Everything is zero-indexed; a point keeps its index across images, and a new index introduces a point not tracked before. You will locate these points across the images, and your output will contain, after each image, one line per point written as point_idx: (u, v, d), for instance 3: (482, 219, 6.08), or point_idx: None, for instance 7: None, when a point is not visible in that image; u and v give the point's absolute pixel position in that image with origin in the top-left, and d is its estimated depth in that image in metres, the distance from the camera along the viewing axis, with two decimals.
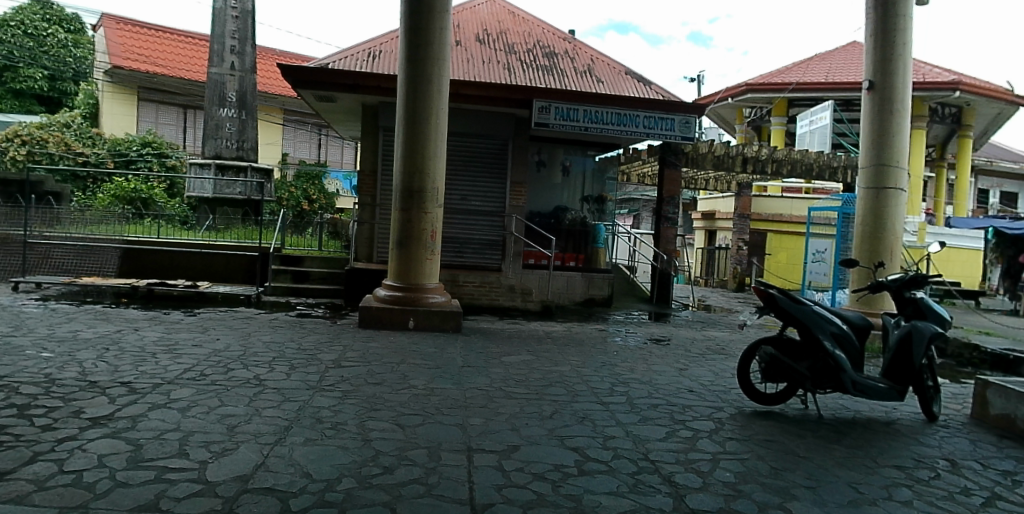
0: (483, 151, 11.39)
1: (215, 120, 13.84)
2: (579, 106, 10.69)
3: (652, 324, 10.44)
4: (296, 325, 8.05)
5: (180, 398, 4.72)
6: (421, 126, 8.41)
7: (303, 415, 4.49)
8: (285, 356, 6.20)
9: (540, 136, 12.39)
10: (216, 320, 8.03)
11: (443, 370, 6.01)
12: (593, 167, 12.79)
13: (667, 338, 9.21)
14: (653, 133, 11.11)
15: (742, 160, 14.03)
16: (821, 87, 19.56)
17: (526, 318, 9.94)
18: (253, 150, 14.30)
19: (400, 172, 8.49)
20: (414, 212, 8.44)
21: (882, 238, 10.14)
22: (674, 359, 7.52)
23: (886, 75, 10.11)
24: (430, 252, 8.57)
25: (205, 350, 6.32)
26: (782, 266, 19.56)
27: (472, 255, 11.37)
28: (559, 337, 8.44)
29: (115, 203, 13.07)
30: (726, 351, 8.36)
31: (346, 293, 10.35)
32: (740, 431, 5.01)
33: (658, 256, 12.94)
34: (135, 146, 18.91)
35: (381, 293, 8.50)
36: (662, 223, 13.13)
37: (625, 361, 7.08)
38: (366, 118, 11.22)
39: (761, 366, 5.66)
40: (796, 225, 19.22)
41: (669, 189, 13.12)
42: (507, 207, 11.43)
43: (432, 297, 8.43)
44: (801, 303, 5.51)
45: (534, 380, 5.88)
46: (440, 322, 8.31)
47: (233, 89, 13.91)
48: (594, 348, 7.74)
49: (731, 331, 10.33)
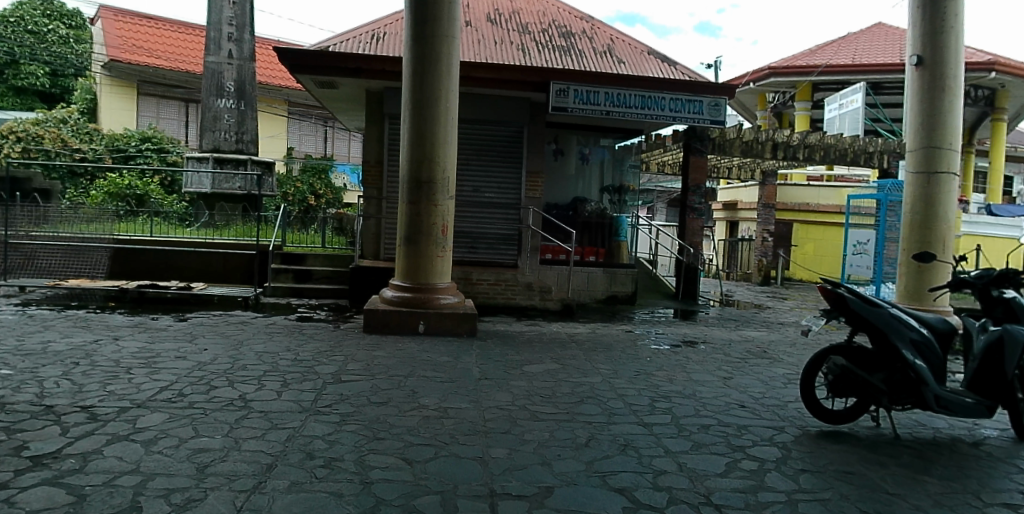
0: (497, 139, 10.60)
1: (213, 110, 13.14)
2: (600, 88, 9.87)
3: (682, 324, 9.63)
4: (294, 331, 7.32)
5: (148, 428, 3.99)
6: (429, 110, 7.64)
7: (291, 449, 3.74)
8: (278, 370, 5.46)
9: (556, 123, 11.60)
10: (208, 327, 7.33)
11: (457, 385, 5.24)
12: (614, 155, 11.98)
13: (702, 340, 8.40)
14: (680, 117, 10.23)
15: (772, 145, 13.11)
16: (850, 69, 18.51)
17: (546, 320, 9.13)
18: (253, 143, 13.62)
19: (407, 161, 7.72)
20: (424, 205, 7.68)
21: (933, 226, 9.13)
22: (715, 365, 6.72)
23: (937, 49, 9.09)
24: (441, 249, 7.81)
25: (188, 363, 5.60)
26: (810, 257, 18.66)
27: (486, 250, 10.59)
28: (584, 340, 7.63)
29: (108, 200, 12.38)
30: (769, 355, 7.54)
31: (351, 293, 9.59)
32: (811, 460, 4.22)
33: (684, 249, 12.12)
34: (134, 141, 18.36)
35: (388, 294, 7.76)
36: (687, 213, 12.30)
37: (661, 369, 6.29)
38: (371, 105, 10.51)
39: (829, 379, 4.85)
40: (823, 214, 18.36)
41: (694, 177, 12.28)
42: (523, 198, 10.69)
43: (444, 298, 7.69)
44: (875, 305, 4.69)
45: (561, 395, 5.10)
46: (453, 325, 7.53)
47: (231, 78, 13.20)
48: (624, 354, 6.95)
49: (768, 330, 9.50)
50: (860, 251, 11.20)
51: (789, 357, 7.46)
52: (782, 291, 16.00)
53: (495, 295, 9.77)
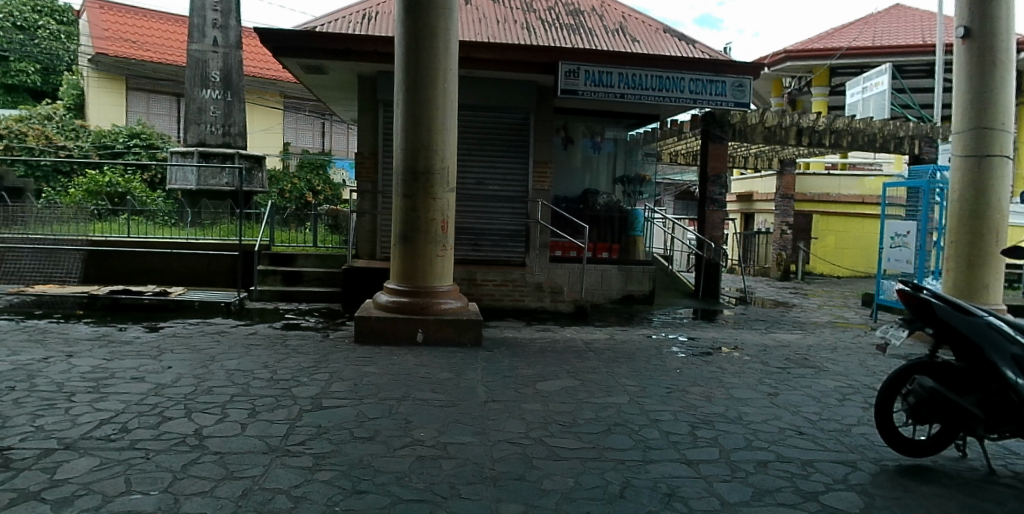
0: (501, 126, 9.74)
1: (197, 102, 12.32)
2: (613, 69, 8.99)
3: (707, 327, 8.76)
4: (277, 343, 6.49)
5: (67, 481, 3.15)
6: (425, 91, 6.77)
7: (244, 510, 2.90)
8: (249, 394, 4.63)
9: (565, 108, 10.73)
10: (179, 339, 6.51)
11: (458, 411, 4.40)
12: (627, 144, 11.11)
13: (732, 346, 7.55)
14: (701, 100, 9.34)
15: (797, 131, 12.17)
16: (872, 51, 17.55)
17: (559, 323, 8.26)
18: (241, 136, 12.78)
19: (401, 150, 6.86)
20: (420, 198, 6.83)
21: (984, 216, 8.09)
22: (755, 378, 5.88)
23: (986, 19, 8.02)
24: (442, 248, 6.95)
25: (144, 386, 4.77)
26: (831, 251, 17.73)
27: (490, 248, 9.78)
28: (603, 348, 6.79)
29: (86, 198, 11.58)
30: (812, 365, 6.68)
31: (343, 296, 8.75)
32: (904, 508, 3.35)
33: (704, 243, 11.24)
34: (121, 137, 17.53)
35: (382, 299, 6.94)
36: (707, 205, 11.44)
37: (695, 385, 5.44)
38: (363, 91, 9.67)
39: (910, 403, 4.00)
40: (844, 205, 17.52)
41: (714, 166, 11.44)
42: (530, 191, 9.85)
43: (445, 303, 6.83)
44: (970, 313, 3.80)
45: (584, 423, 4.24)
46: (455, 334, 6.69)
47: (216, 67, 12.39)
48: (650, 365, 6.11)
49: (803, 333, 8.63)
50: (898, 245, 9.62)
51: (835, 367, 6.59)
52: (804, 287, 15.11)
53: (502, 297, 8.89)
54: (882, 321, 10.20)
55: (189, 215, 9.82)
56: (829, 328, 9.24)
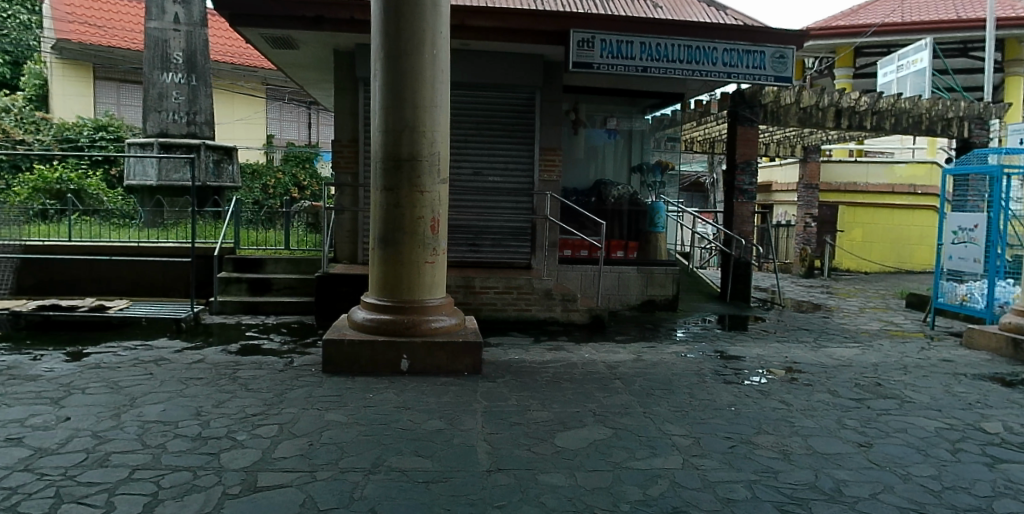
0: (502, 107, 8.41)
1: (157, 86, 11.00)
2: (633, 37, 7.67)
3: (745, 340, 7.47)
4: (225, 375, 5.17)
5: None
6: (410, 57, 5.39)
7: None
8: (158, 467, 3.31)
9: (574, 86, 9.40)
10: (103, 371, 5.17)
11: (449, 492, 3.09)
12: (645, 128, 9.80)
13: (784, 366, 6.27)
14: (735, 74, 8.02)
15: (833, 112, 10.84)
16: (904, 28, 16.23)
17: (573, 338, 6.96)
18: (209, 125, 11.46)
19: (381, 131, 5.50)
20: (405, 191, 5.47)
21: None
22: (834, 421, 4.58)
23: None
24: (432, 253, 5.59)
25: (15, 454, 3.45)
26: (858, 245, 16.45)
27: (490, 248, 8.47)
28: (632, 375, 5.49)
29: (30, 196, 10.27)
30: (893, 396, 5.38)
31: (317, 309, 7.41)
32: None
33: (732, 239, 9.99)
34: (86, 130, 16.64)
35: (359, 316, 5.60)
36: (735, 196, 10.13)
37: (762, 435, 4.15)
38: (340, 68, 8.35)
39: None
40: (872, 195, 16.26)
41: (742, 152, 10.14)
42: (536, 182, 8.54)
43: (436, 321, 5.50)
44: None
45: (629, 511, 2.94)
46: (449, 360, 5.36)
47: (179, 48, 11.07)
48: (696, 401, 4.81)
49: (860, 347, 7.35)
50: (964, 241, 8.44)
51: (924, 400, 5.29)
52: (833, 285, 13.86)
53: (504, 307, 7.52)
54: (939, 327, 8.93)
55: (147, 214, 8.57)
56: (885, 338, 7.95)
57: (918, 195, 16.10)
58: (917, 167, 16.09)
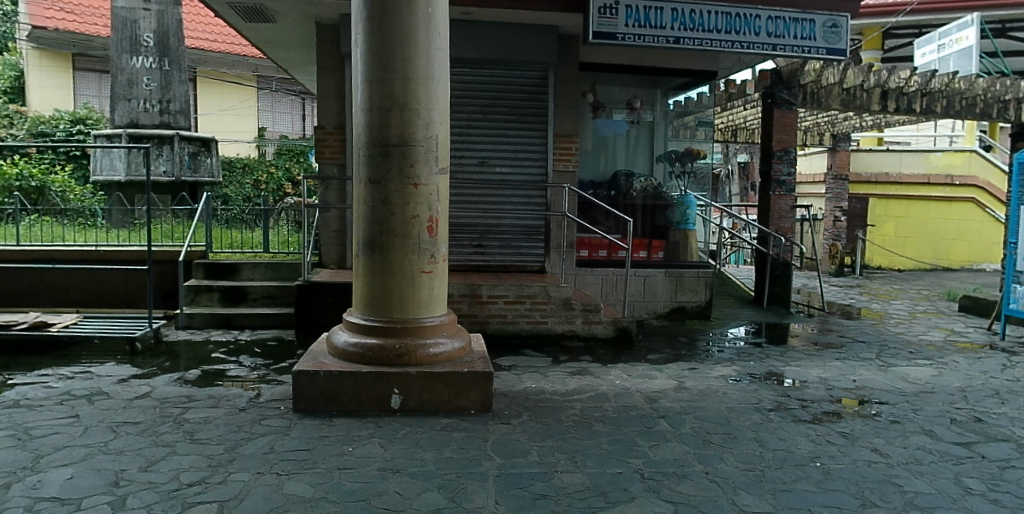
0: (511, 87, 7.33)
1: (126, 72, 9.91)
2: (663, 2, 6.57)
3: (798, 357, 6.39)
4: (171, 416, 4.10)
5: None
6: (398, 16, 4.29)
7: None
8: None
9: (592, 64, 8.30)
10: (15, 413, 4.11)
11: None
12: (672, 112, 8.69)
13: (857, 394, 5.19)
14: (782, 46, 6.90)
15: (878, 93, 9.71)
16: (942, 7, 14.90)
17: (598, 358, 5.88)
18: (184, 114, 10.39)
19: (364, 110, 4.42)
20: (394, 184, 4.38)
21: None
22: (956, 484, 3.48)
23: None
24: (429, 260, 4.50)
25: None
26: (891, 240, 15.30)
27: (498, 250, 7.40)
28: (679, 412, 4.41)
29: None
30: (1006, 438, 4.29)
31: (298, 324, 6.35)
32: None
33: (769, 237, 8.89)
34: (63, 123, 15.50)
35: (341, 339, 4.52)
36: (771, 188, 9.05)
37: (873, 511, 3.08)
38: (324, 43, 7.27)
39: None
40: (905, 187, 15.14)
41: (779, 139, 9.05)
42: (550, 173, 7.47)
43: (435, 346, 4.42)
44: None
45: None
46: (452, 395, 4.29)
47: (150, 28, 10.01)
48: (771, 455, 3.73)
49: (934, 366, 6.25)
50: None
51: None
52: (869, 284, 12.79)
53: (515, 319, 6.44)
54: (1010, 338, 7.81)
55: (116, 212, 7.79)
56: (956, 353, 6.86)
57: (955, 187, 14.98)
58: (954, 156, 14.94)
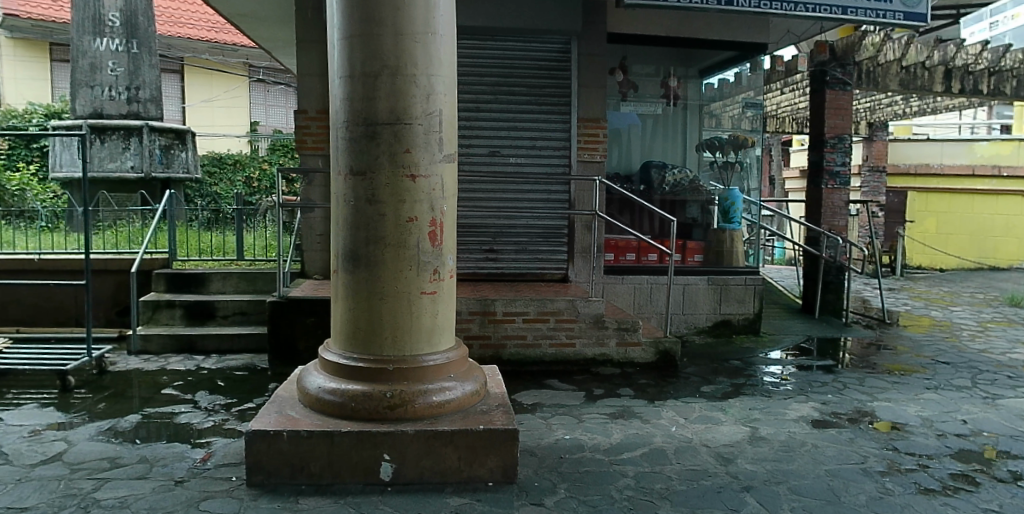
0: (528, 62, 6.22)
1: (88, 55, 8.81)
2: None
3: (880, 388, 5.23)
4: (78, 497, 2.97)
5: None
6: None
7: None
8: None
9: (622, 36, 7.14)
10: None
11: None
12: (712, 96, 7.61)
13: (981, 445, 4.02)
14: (854, 9, 5.74)
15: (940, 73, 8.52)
16: None
17: (641, 392, 4.74)
18: (155, 102, 9.27)
19: (344, 77, 3.30)
20: (383, 176, 3.24)
21: None
22: None
23: None
24: (433, 278, 3.36)
25: None
26: (932, 237, 14.15)
27: (513, 256, 6.27)
28: (767, 482, 3.26)
29: None
30: None
31: (272, 349, 5.24)
32: None
33: (822, 237, 7.72)
34: (36, 118, 14.40)
35: (315, 383, 3.40)
36: (823, 181, 7.89)
37: None
38: (306, 11, 6.15)
39: None
40: (948, 178, 13.94)
41: (834, 125, 7.90)
42: (574, 165, 6.34)
43: (439, 393, 3.29)
44: None
45: None
46: (462, 461, 3.17)
47: (113, 5, 8.90)
48: None
49: None
50: None
51: None
52: (915, 286, 11.64)
53: (536, 342, 5.32)
54: None
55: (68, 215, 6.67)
56: None
57: (1003, 179, 13.80)
58: (1003, 145, 13.63)
